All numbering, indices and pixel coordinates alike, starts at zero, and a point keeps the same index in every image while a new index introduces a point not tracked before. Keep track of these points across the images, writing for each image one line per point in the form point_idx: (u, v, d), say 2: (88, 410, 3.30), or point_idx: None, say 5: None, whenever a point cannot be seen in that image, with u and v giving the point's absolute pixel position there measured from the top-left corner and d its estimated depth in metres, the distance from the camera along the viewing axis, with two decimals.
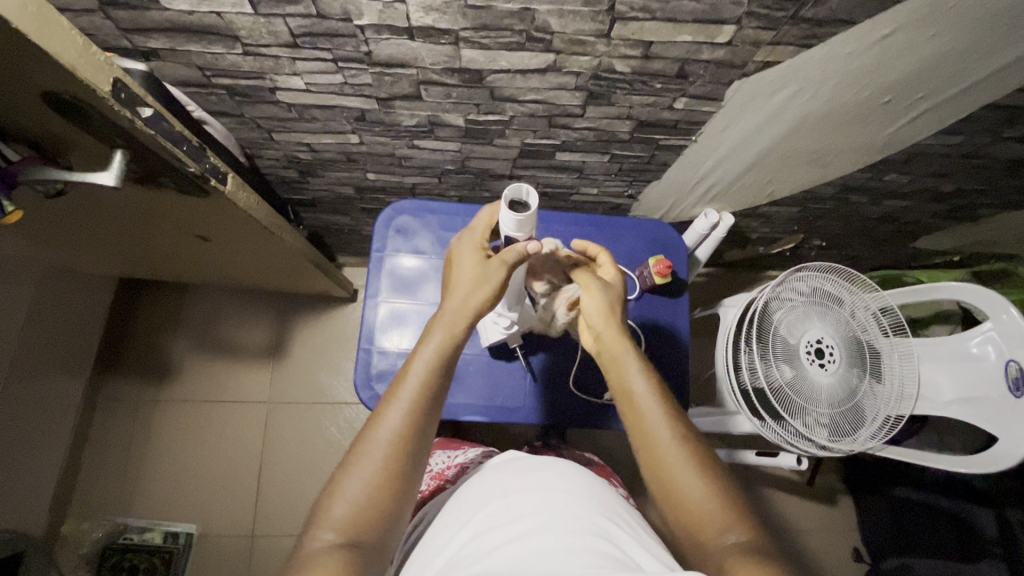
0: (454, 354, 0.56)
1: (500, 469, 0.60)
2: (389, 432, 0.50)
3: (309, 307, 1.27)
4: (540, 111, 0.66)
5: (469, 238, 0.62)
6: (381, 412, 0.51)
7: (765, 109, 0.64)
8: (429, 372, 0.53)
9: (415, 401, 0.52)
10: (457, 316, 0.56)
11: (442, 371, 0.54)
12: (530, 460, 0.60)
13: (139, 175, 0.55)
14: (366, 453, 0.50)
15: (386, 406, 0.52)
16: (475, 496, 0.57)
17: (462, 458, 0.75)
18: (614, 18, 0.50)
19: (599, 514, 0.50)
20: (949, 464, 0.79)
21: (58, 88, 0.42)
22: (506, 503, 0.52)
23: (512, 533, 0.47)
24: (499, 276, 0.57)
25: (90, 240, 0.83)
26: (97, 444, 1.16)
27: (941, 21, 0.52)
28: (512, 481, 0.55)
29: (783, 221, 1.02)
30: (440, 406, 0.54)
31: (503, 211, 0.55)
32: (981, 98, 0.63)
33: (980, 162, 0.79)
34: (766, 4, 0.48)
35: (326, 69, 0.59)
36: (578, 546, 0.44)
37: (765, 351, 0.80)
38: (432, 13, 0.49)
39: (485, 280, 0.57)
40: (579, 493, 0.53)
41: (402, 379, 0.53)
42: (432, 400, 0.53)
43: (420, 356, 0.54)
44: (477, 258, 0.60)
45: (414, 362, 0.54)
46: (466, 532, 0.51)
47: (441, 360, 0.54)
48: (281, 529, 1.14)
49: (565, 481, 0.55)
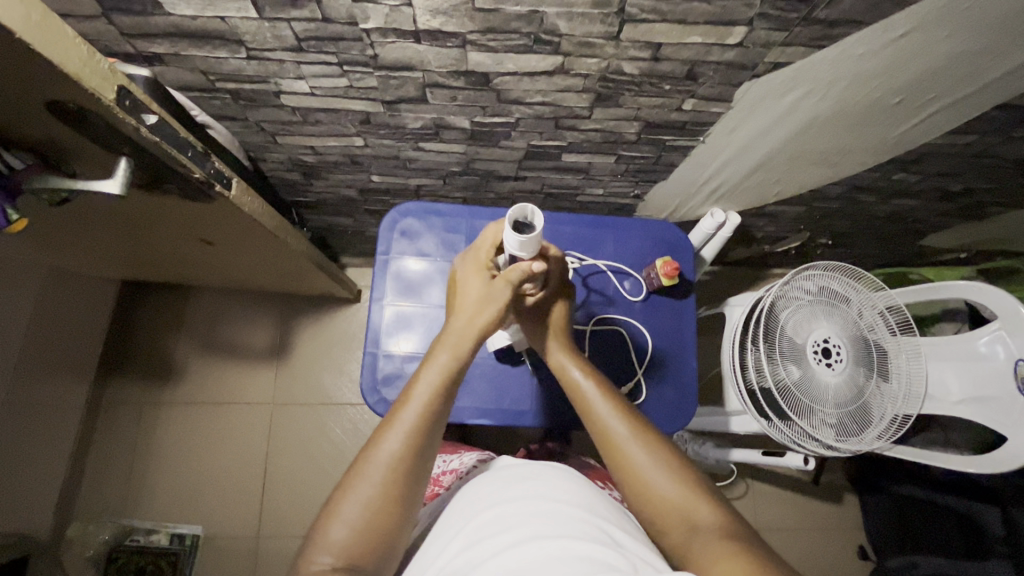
0: (458, 378, 0.55)
1: (494, 476, 0.60)
2: (389, 454, 0.50)
3: (312, 308, 1.26)
4: (547, 113, 0.65)
5: (473, 257, 0.63)
6: (380, 433, 0.51)
7: (774, 109, 0.63)
8: (432, 396, 0.52)
9: (419, 424, 0.51)
10: (463, 336, 0.57)
11: (446, 392, 0.53)
12: (520, 467, 0.60)
13: (144, 181, 0.55)
14: (367, 476, 0.49)
15: (387, 427, 0.51)
16: (468, 506, 0.57)
17: (456, 464, 0.75)
18: (624, 20, 0.49)
19: (593, 522, 0.49)
20: (956, 464, 0.78)
21: (60, 97, 0.41)
22: (495, 514, 0.51)
23: (501, 544, 0.47)
24: (505, 296, 0.59)
25: (92, 244, 0.83)
26: (103, 446, 1.16)
27: (956, 22, 0.51)
28: (506, 490, 0.55)
29: (790, 220, 1.01)
30: (442, 429, 0.53)
31: (510, 232, 0.57)
32: (993, 98, 0.62)
33: (990, 161, 0.78)
34: (780, 5, 0.48)
35: (330, 72, 0.58)
36: (566, 558, 0.43)
37: (771, 351, 0.79)
38: (439, 16, 0.49)
39: (491, 301, 0.59)
40: (573, 502, 0.52)
41: (404, 401, 0.52)
42: (433, 423, 0.52)
43: (424, 378, 0.53)
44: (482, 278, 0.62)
45: (417, 383, 0.53)
46: (457, 543, 0.51)
47: (445, 383, 0.53)
48: (286, 529, 1.14)
49: (560, 490, 0.54)
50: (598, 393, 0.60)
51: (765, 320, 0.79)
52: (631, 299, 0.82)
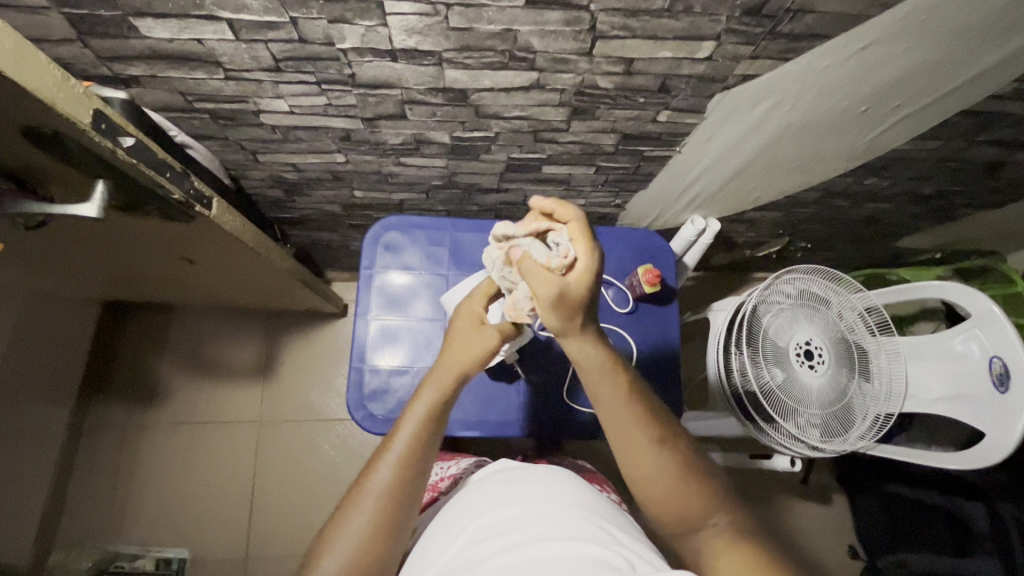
0: (442, 415, 0.56)
1: (496, 476, 0.60)
2: (379, 487, 0.51)
3: (298, 324, 1.25)
4: (525, 127, 0.66)
5: (467, 306, 0.61)
6: (371, 466, 0.53)
7: (747, 119, 0.65)
8: (418, 432, 0.54)
9: (406, 459, 0.53)
10: (446, 372, 0.57)
11: (433, 429, 0.55)
12: (519, 469, 0.60)
13: (122, 205, 0.55)
14: (359, 507, 0.51)
15: (376, 462, 0.53)
16: (468, 505, 0.57)
17: (455, 469, 0.74)
18: (595, 36, 0.50)
19: (591, 521, 0.50)
20: (937, 461, 0.79)
21: (37, 122, 0.41)
22: (496, 513, 0.52)
23: (503, 543, 0.47)
24: (491, 345, 0.58)
25: (70, 266, 0.81)
26: (85, 471, 1.14)
27: (914, 35, 0.53)
28: (507, 489, 0.55)
29: (769, 225, 1.03)
30: (431, 462, 0.55)
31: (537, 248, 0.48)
32: (956, 105, 0.65)
33: (959, 164, 0.80)
34: (745, 20, 0.49)
35: (308, 91, 0.58)
36: (564, 557, 0.44)
37: (755, 354, 0.80)
38: (414, 36, 0.49)
39: (476, 346, 0.58)
40: (570, 501, 0.52)
41: (393, 436, 0.54)
42: (421, 457, 0.53)
43: (410, 414, 0.55)
44: (471, 326, 0.59)
45: (404, 419, 0.55)
46: (457, 543, 0.51)
47: (431, 421, 0.55)
48: (275, 548, 1.13)
49: (558, 490, 0.54)
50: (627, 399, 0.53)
51: (747, 325, 0.80)
52: (616, 308, 0.83)
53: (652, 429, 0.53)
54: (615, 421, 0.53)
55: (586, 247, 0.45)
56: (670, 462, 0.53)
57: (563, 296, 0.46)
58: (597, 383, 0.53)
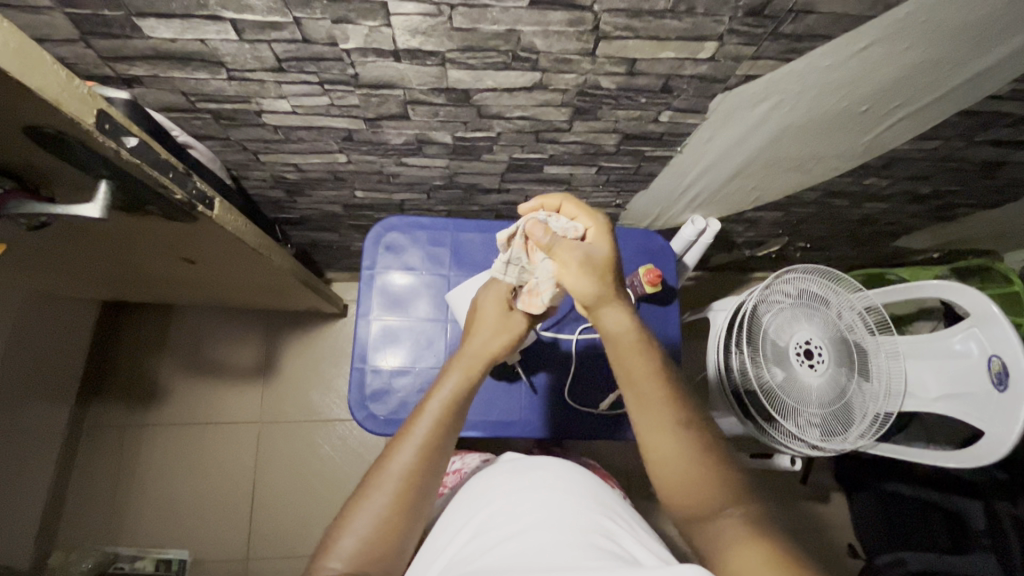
0: (467, 396, 0.59)
1: (502, 467, 0.61)
2: (400, 468, 0.53)
3: (298, 324, 1.25)
4: (527, 127, 0.66)
5: (496, 288, 0.65)
6: (393, 447, 0.54)
7: (748, 119, 0.65)
8: (443, 413, 0.56)
9: (428, 439, 0.54)
10: (475, 357, 0.60)
11: (456, 411, 0.57)
12: (525, 461, 0.60)
13: (125, 205, 0.55)
14: (378, 488, 0.52)
15: (398, 443, 0.54)
16: (475, 496, 0.57)
17: (459, 463, 0.76)
18: (598, 37, 0.50)
19: (598, 511, 0.50)
20: (937, 460, 0.80)
21: (40, 122, 0.41)
22: (505, 502, 0.52)
23: (512, 530, 0.47)
24: (520, 330, 0.63)
25: (71, 266, 0.81)
26: (85, 471, 1.14)
27: (915, 35, 0.53)
28: (514, 479, 0.56)
29: (769, 225, 1.03)
30: (450, 446, 0.56)
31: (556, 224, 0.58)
32: (956, 105, 0.65)
33: (957, 165, 0.80)
34: (747, 21, 0.49)
35: (311, 92, 0.59)
36: (574, 541, 0.45)
37: (755, 354, 0.80)
38: (417, 36, 0.50)
39: (506, 330, 0.62)
40: (578, 491, 0.53)
41: (416, 416, 0.56)
42: (443, 438, 0.55)
43: (435, 395, 0.57)
44: (501, 308, 0.64)
45: (429, 400, 0.57)
46: (466, 532, 0.51)
47: (456, 400, 0.57)
48: (274, 549, 1.13)
49: (564, 481, 0.54)
50: (650, 376, 0.56)
51: (747, 324, 0.81)
52: None
53: (676, 410, 0.55)
54: (641, 400, 0.56)
55: (589, 215, 0.58)
56: (690, 446, 0.54)
57: (590, 258, 0.56)
58: (628, 359, 0.57)
